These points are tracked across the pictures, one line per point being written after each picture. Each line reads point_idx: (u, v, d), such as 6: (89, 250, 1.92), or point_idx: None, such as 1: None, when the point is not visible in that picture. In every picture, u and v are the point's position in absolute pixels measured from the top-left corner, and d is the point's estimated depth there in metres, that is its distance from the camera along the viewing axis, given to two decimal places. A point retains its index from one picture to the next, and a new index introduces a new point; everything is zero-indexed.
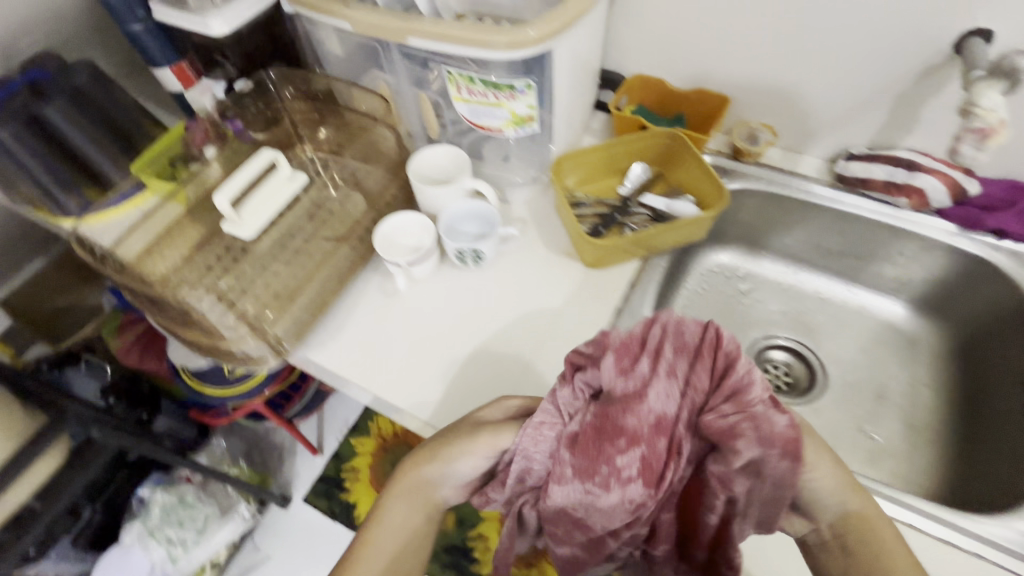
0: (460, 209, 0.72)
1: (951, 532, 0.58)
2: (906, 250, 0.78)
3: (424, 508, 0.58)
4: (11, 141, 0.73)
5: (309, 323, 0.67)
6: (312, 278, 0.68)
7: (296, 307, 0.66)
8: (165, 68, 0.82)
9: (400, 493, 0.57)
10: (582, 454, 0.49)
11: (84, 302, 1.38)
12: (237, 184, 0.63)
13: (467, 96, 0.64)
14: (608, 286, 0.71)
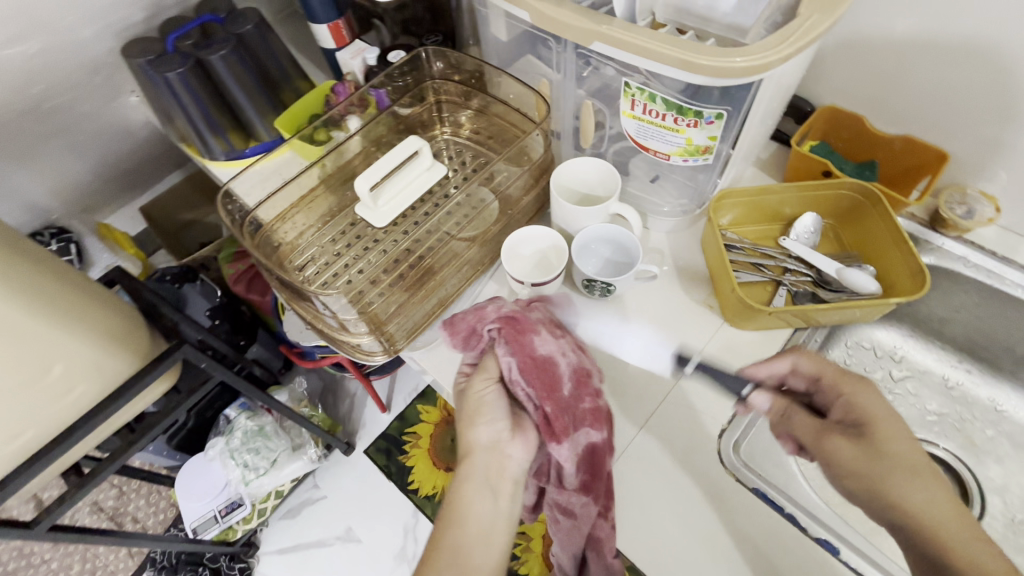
0: (597, 232, 0.64)
1: None
2: None
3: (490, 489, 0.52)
4: (176, 83, 0.74)
5: (421, 325, 0.65)
6: (434, 277, 0.66)
7: (414, 306, 0.65)
8: (323, 25, 0.81)
9: (463, 477, 0.52)
10: (534, 382, 0.53)
11: (206, 220, 1.44)
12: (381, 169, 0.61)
13: (639, 113, 0.56)
14: (749, 352, 0.62)
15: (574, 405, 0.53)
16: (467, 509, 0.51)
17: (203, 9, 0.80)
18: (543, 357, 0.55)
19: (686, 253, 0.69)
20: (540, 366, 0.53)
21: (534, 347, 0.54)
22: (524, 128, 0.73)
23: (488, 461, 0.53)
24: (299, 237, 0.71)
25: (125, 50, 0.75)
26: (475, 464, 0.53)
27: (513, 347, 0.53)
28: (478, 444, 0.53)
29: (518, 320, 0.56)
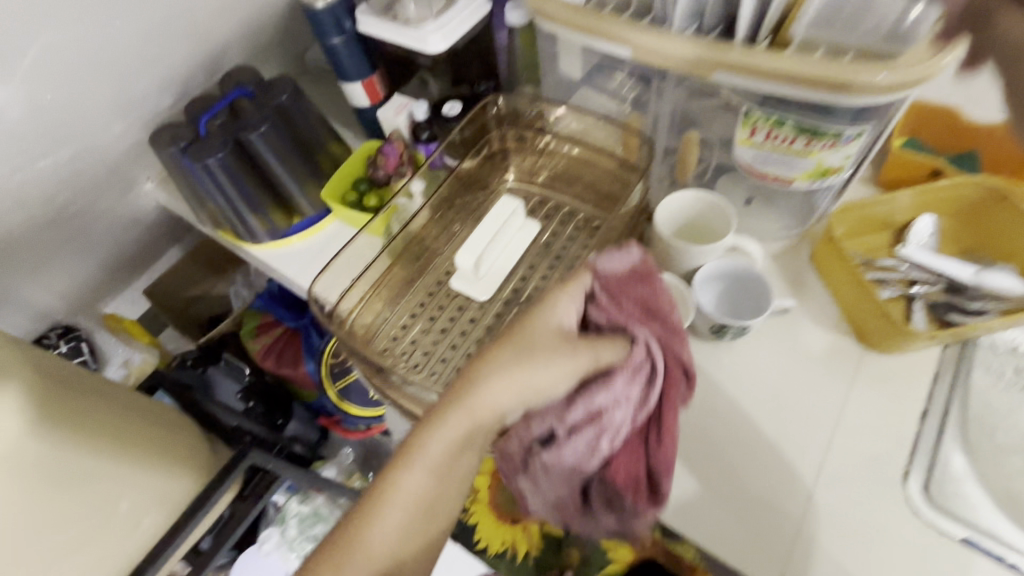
0: (713, 270, 0.59)
1: None
2: None
3: (445, 472, 0.45)
4: (217, 168, 0.68)
5: None
6: None
7: None
8: (356, 83, 0.76)
9: (421, 449, 0.44)
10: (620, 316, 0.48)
11: (212, 293, 1.30)
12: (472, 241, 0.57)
13: (761, 141, 0.51)
14: (902, 378, 0.57)
15: (668, 362, 0.48)
16: (486, 390, 0.44)
17: (229, 84, 0.74)
18: (649, 299, 0.49)
19: (801, 276, 0.64)
20: (641, 318, 0.48)
21: (642, 301, 0.49)
22: (601, 166, 0.68)
23: (539, 350, 0.46)
24: (381, 320, 0.66)
25: (153, 139, 0.68)
26: (528, 338, 0.46)
27: (614, 289, 0.49)
28: (548, 337, 0.47)
29: (628, 279, 0.49)
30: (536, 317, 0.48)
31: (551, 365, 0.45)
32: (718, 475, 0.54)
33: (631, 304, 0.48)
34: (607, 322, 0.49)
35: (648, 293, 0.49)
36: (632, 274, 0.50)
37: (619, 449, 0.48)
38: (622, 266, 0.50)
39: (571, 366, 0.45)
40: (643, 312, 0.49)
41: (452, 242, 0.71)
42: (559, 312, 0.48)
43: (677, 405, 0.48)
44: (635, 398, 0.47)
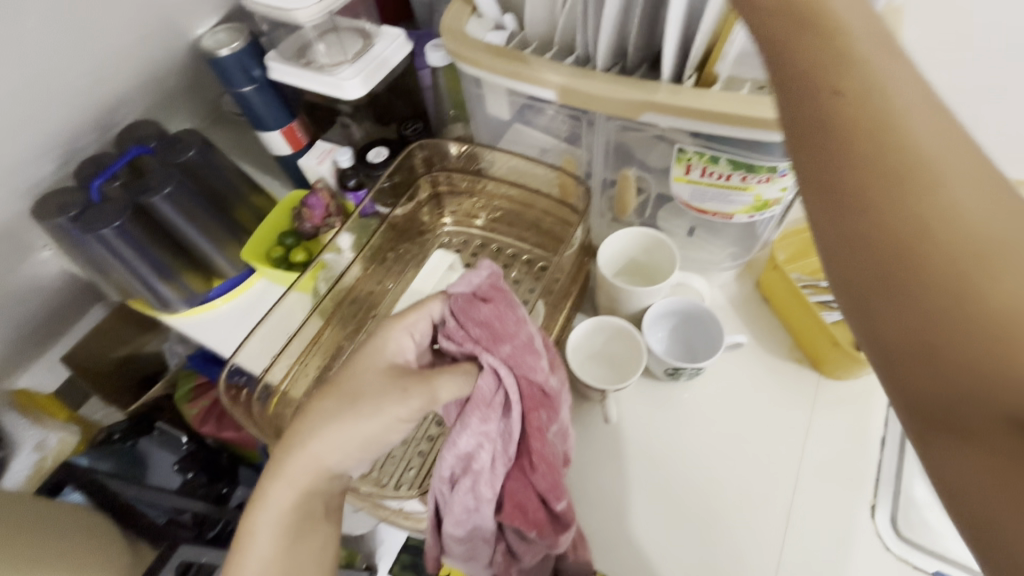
0: (662, 309, 0.57)
1: None
2: None
3: (303, 524, 0.41)
4: (115, 238, 0.61)
5: None
6: None
7: None
8: (273, 130, 0.70)
9: (263, 518, 0.40)
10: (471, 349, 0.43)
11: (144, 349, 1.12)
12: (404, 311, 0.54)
13: (696, 177, 0.50)
14: (855, 405, 0.56)
15: (527, 385, 0.43)
16: (306, 451, 0.40)
17: (127, 141, 0.67)
18: (493, 318, 0.44)
19: (750, 305, 0.63)
20: (492, 345, 0.43)
21: (494, 325, 0.43)
22: (538, 205, 0.65)
23: (363, 398, 0.41)
24: (314, 391, 0.60)
25: (38, 209, 0.61)
26: (354, 388, 0.42)
27: (460, 319, 0.44)
28: (374, 379, 0.42)
29: (472, 305, 0.44)
30: (364, 356, 0.44)
31: (379, 415, 0.40)
32: (647, 495, 0.52)
33: (480, 330, 0.43)
34: (458, 353, 0.44)
35: (498, 317, 0.44)
36: (474, 298, 0.44)
37: (502, 484, 0.43)
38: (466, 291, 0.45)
39: (404, 411, 0.41)
40: (489, 339, 0.43)
41: (388, 297, 0.66)
42: (392, 351, 0.44)
43: (543, 428, 0.43)
44: (495, 427, 0.42)
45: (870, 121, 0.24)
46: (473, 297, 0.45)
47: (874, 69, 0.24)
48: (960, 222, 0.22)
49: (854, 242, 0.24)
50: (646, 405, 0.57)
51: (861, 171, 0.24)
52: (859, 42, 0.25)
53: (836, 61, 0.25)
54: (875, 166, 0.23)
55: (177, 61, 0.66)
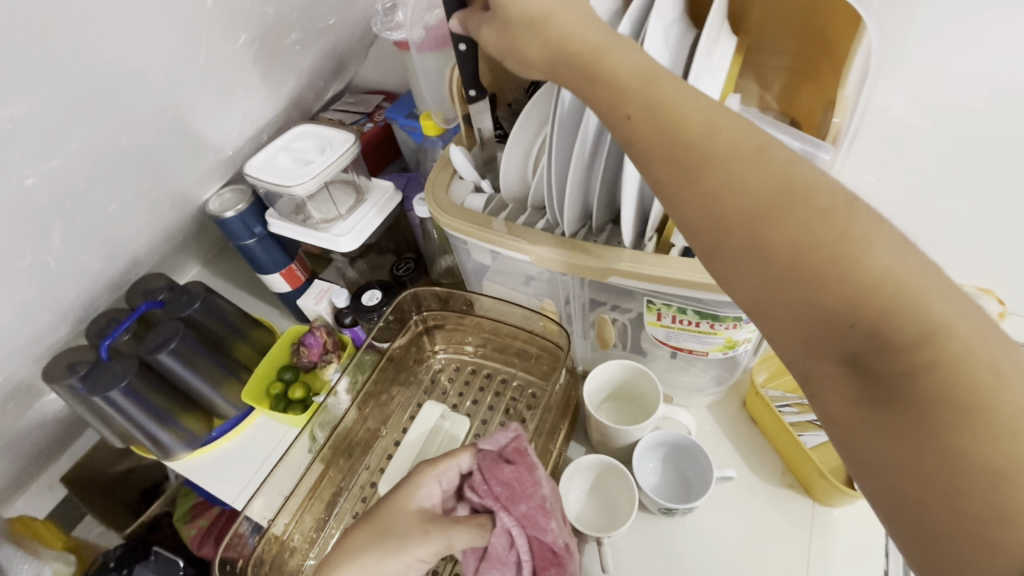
0: (648, 443, 0.58)
1: None
2: None
3: None
4: (122, 399, 0.64)
5: None
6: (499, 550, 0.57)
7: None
8: (274, 273, 0.75)
9: None
10: (495, 503, 0.48)
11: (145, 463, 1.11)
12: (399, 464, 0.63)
13: (668, 323, 0.53)
14: (855, 535, 0.55)
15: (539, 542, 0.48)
16: None
17: (137, 296, 0.71)
18: (515, 473, 0.50)
19: (738, 427, 0.64)
20: (513, 500, 0.48)
21: (519, 483, 0.49)
22: (527, 343, 0.68)
23: (395, 535, 0.45)
24: (309, 540, 0.60)
25: (48, 372, 0.63)
26: (385, 526, 0.46)
27: (486, 472, 0.50)
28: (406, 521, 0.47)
29: (500, 463, 0.50)
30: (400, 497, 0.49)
31: (403, 555, 0.45)
32: None
33: (504, 484, 0.49)
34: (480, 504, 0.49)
35: (523, 475, 0.49)
36: (504, 454, 0.51)
37: None
38: (496, 446, 0.52)
39: (423, 554, 0.45)
40: (510, 495, 0.48)
41: (384, 435, 0.67)
42: (421, 495, 0.49)
43: None
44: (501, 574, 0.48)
45: (656, 130, 0.33)
46: (500, 451, 0.51)
47: (653, 97, 0.34)
48: (751, 215, 0.29)
49: (705, 246, 0.31)
50: (642, 545, 0.56)
51: (698, 204, 0.31)
52: (672, 112, 0.33)
53: (654, 133, 0.33)
54: (698, 195, 0.31)
55: (186, 220, 0.72)
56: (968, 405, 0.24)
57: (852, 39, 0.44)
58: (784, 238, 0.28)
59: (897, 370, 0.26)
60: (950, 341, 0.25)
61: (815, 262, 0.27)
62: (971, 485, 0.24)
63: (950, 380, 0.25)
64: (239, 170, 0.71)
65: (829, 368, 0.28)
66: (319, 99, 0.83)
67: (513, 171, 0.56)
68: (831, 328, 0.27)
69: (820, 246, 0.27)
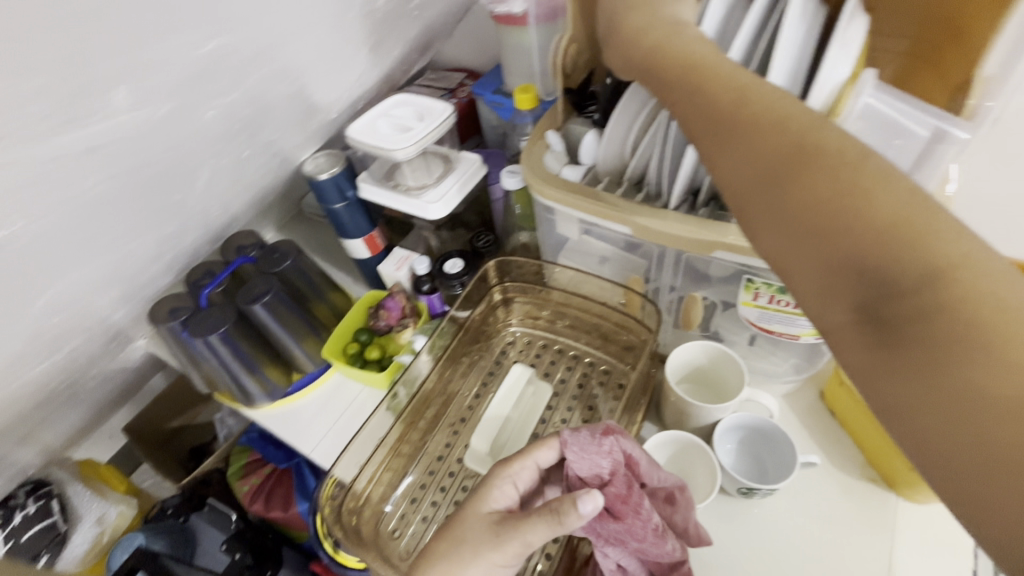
0: (733, 425, 0.58)
1: None
2: None
3: None
4: (219, 344, 0.67)
5: None
6: None
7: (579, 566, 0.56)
8: (357, 238, 0.78)
9: None
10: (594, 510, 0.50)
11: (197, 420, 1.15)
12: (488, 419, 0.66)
13: (764, 303, 0.53)
14: (939, 530, 0.55)
15: (641, 534, 0.49)
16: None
17: (231, 251, 0.75)
18: (611, 468, 0.50)
19: (816, 417, 0.63)
20: (611, 513, 0.49)
21: (612, 495, 0.49)
22: (603, 318, 0.69)
23: (466, 542, 0.48)
24: (387, 492, 0.62)
25: (153, 315, 0.67)
26: (459, 533, 0.49)
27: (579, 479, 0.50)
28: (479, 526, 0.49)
29: (594, 477, 0.50)
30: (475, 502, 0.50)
31: (479, 561, 0.47)
32: None
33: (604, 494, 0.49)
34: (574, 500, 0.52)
35: (622, 494, 0.49)
36: (599, 471, 0.50)
37: None
38: (596, 457, 0.50)
39: (500, 557, 0.47)
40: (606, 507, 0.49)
41: (459, 398, 0.69)
42: (494, 498, 0.51)
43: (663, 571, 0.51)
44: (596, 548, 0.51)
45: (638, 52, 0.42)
46: (594, 461, 0.50)
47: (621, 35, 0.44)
48: (684, 74, 0.37)
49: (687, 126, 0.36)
50: (720, 523, 0.57)
51: (717, 148, 0.33)
52: (629, 39, 0.43)
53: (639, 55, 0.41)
54: (659, 81, 0.39)
55: (282, 182, 0.76)
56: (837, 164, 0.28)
57: (987, 24, 0.43)
58: (811, 178, 0.28)
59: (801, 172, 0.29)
60: (825, 144, 0.29)
61: (724, 106, 0.33)
62: (971, 356, 0.23)
63: (827, 161, 0.28)
64: (334, 136, 0.74)
65: (835, 300, 0.27)
66: (407, 73, 0.85)
67: (614, 143, 0.57)
68: (856, 268, 0.26)
69: (824, 175, 0.28)
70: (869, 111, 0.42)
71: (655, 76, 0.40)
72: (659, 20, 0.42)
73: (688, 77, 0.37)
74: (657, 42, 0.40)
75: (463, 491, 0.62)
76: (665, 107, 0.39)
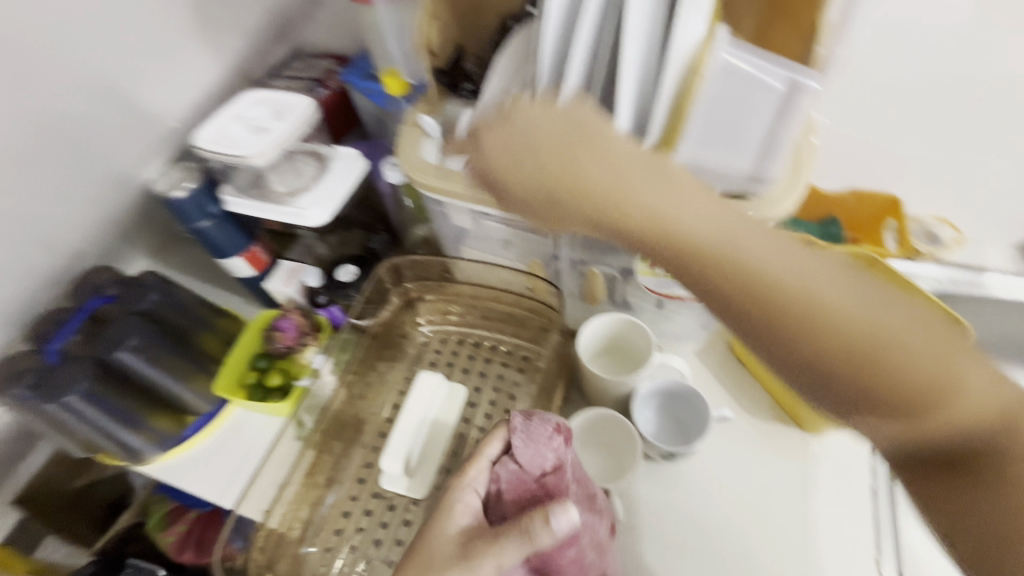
0: (649, 392, 0.59)
1: None
2: None
3: None
4: (81, 405, 0.58)
5: None
6: None
7: None
8: (235, 256, 0.69)
9: None
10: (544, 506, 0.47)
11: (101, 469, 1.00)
12: (399, 443, 0.58)
13: (661, 270, 0.53)
14: (840, 454, 0.59)
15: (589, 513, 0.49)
16: None
17: (81, 293, 0.65)
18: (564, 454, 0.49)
19: (726, 368, 0.66)
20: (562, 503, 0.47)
21: (565, 483, 0.48)
22: (513, 305, 0.67)
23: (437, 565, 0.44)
24: (309, 529, 0.58)
25: None
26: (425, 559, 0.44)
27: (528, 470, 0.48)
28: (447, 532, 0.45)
29: (543, 465, 0.48)
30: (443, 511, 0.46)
31: None
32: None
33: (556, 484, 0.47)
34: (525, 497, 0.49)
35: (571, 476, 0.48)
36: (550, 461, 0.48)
37: None
38: (546, 443, 0.49)
39: None
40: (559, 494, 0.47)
41: (375, 415, 0.65)
42: (458, 512, 0.46)
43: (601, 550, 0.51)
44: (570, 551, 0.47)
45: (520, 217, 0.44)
46: (541, 446, 0.48)
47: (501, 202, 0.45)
48: (551, 204, 0.41)
49: (548, 217, 0.42)
50: (653, 491, 0.58)
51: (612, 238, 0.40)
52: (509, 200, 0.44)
53: (523, 203, 0.43)
54: (540, 217, 0.43)
55: (131, 206, 0.66)
56: (683, 239, 0.37)
57: None
58: (680, 258, 0.37)
59: (672, 254, 0.37)
60: (669, 225, 0.37)
61: (588, 205, 0.40)
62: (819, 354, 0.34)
63: (677, 242, 0.37)
64: (183, 145, 0.65)
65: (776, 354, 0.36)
66: (264, 63, 0.76)
67: None
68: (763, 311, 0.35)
69: (688, 256, 0.37)
70: (730, 68, 0.41)
71: (519, 207, 0.44)
72: (508, 130, 0.42)
73: (543, 178, 0.41)
74: (505, 150, 0.42)
75: (390, 512, 0.58)
76: (528, 214, 0.43)
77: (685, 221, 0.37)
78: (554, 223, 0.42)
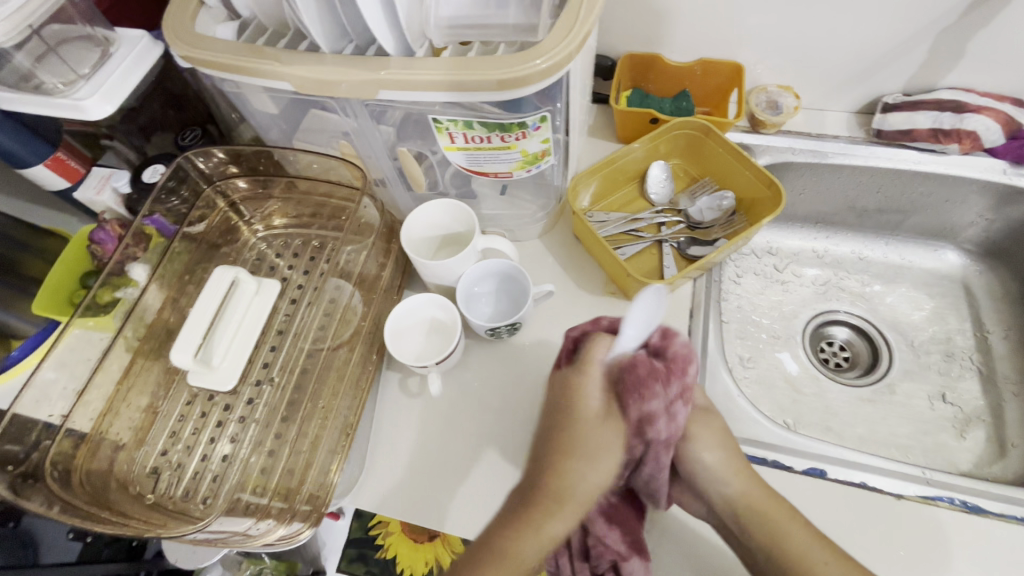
0: (473, 274, 0.58)
1: (915, 484, 0.52)
2: (968, 200, 0.71)
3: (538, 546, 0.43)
4: None
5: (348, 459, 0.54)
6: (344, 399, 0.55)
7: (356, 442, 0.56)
8: (38, 166, 0.59)
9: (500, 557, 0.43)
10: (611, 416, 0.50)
11: None
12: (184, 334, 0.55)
13: (463, 143, 0.50)
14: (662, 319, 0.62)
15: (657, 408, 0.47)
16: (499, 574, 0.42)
17: None
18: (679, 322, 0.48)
19: (566, 249, 0.66)
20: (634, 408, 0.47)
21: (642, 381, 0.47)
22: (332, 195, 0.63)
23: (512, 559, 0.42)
24: (138, 436, 0.56)
25: None
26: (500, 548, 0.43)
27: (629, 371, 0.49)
28: (595, 429, 0.48)
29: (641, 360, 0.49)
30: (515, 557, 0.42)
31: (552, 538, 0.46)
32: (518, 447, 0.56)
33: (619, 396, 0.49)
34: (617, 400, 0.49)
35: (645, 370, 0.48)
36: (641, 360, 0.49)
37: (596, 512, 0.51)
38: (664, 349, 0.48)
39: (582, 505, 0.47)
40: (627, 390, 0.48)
41: None
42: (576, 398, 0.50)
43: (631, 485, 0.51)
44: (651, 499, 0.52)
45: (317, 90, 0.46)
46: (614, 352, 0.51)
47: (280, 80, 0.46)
48: (330, 77, 0.45)
49: (340, 83, 0.45)
50: (483, 368, 0.60)
51: (396, 79, 0.44)
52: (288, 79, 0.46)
53: (311, 83, 0.45)
54: (331, 86, 0.45)
55: None
56: (424, 84, 0.44)
57: None
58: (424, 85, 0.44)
59: (424, 83, 0.44)
60: (417, 80, 0.44)
61: (362, 72, 0.44)
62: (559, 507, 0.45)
63: (422, 81, 0.44)
64: None
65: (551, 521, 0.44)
66: None
67: None
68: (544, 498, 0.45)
69: (426, 83, 0.44)
70: None
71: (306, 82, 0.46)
72: (239, 54, 0.46)
73: (310, 57, 0.45)
74: (247, 60, 0.46)
75: (226, 410, 0.57)
76: (314, 76, 0.45)
77: (433, 62, 0.44)
78: (345, 89, 0.45)
